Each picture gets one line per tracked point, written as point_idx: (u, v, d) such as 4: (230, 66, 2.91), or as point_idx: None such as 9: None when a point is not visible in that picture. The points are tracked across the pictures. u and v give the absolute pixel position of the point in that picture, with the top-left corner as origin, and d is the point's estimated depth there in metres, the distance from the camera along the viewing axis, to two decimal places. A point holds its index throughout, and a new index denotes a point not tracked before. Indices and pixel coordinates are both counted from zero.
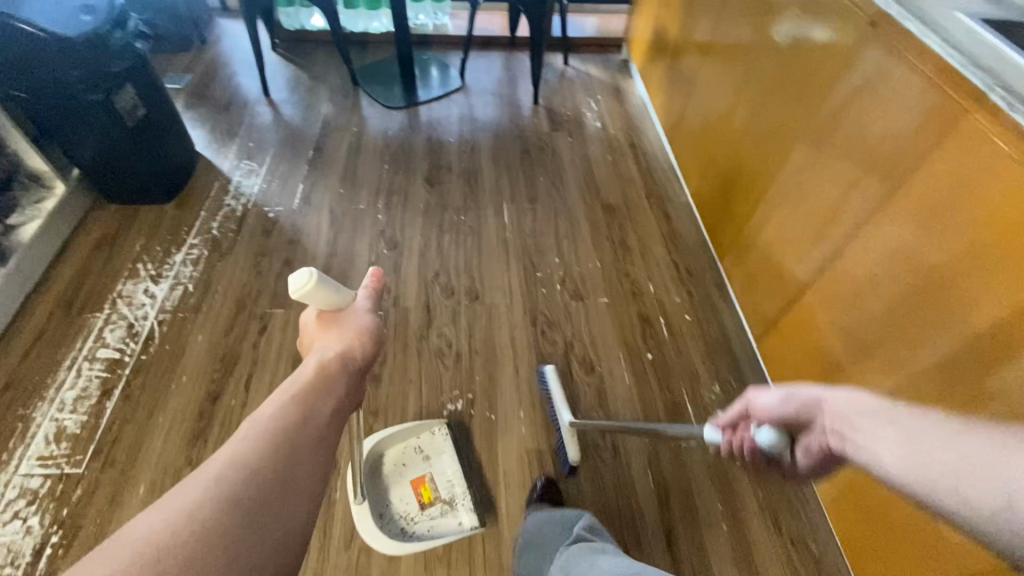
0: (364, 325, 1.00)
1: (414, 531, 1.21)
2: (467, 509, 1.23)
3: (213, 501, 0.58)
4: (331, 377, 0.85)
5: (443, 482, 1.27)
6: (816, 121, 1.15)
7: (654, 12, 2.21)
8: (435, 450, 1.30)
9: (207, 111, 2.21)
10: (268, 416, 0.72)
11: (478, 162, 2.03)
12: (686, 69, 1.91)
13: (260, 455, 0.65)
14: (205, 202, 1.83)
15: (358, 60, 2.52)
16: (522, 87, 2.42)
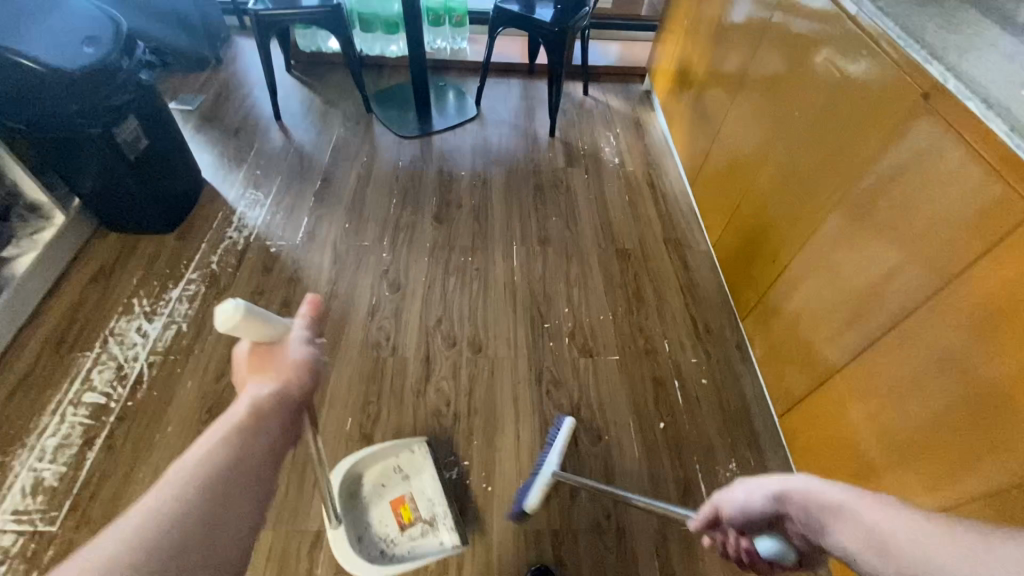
0: (306, 359, 0.86)
1: (394, 553, 1.19)
2: (448, 527, 1.21)
3: (121, 564, 0.55)
4: (271, 411, 0.79)
5: (423, 502, 1.25)
6: (855, 194, 1.05)
7: (680, 44, 2.12)
8: (415, 470, 1.28)
9: (217, 135, 2.17)
10: (221, 437, 0.73)
11: (489, 199, 1.96)
12: (711, 109, 1.81)
13: (182, 507, 0.62)
14: (206, 233, 1.79)
15: (373, 85, 2.47)
16: (539, 117, 2.34)
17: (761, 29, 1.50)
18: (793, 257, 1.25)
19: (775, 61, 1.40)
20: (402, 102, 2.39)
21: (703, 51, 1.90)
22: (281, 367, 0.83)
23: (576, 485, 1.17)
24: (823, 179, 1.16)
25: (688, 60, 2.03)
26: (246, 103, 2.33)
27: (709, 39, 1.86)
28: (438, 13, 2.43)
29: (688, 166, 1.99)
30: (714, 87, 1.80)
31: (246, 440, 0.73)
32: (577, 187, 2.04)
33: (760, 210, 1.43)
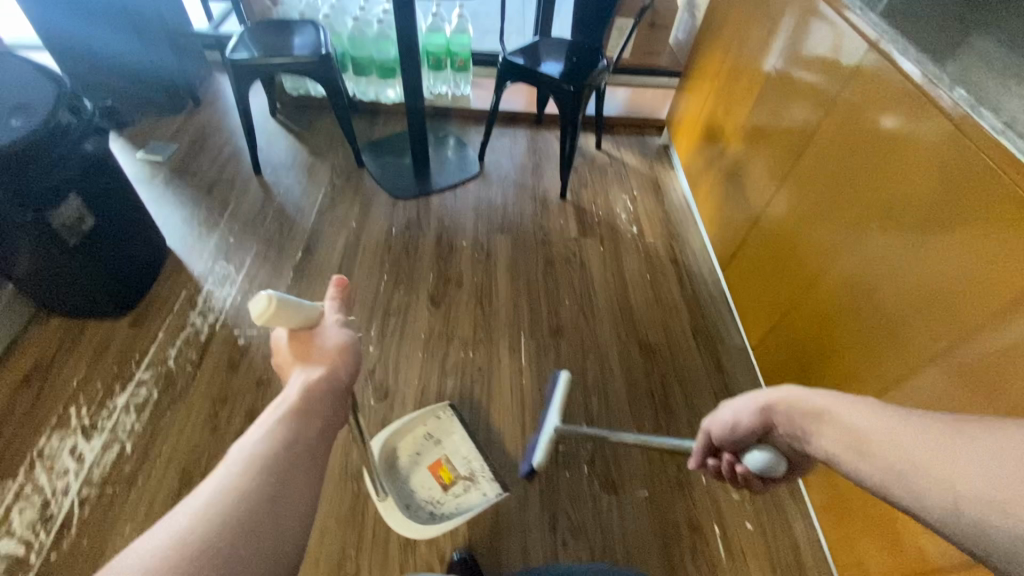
0: (346, 339, 1.07)
1: (443, 512, 1.24)
2: (489, 480, 1.28)
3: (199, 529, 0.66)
4: (316, 396, 0.95)
5: (460, 461, 1.31)
6: (977, 364, 0.87)
7: (708, 102, 1.91)
8: (445, 434, 1.34)
9: (187, 191, 1.93)
10: (267, 428, 0.86)
11: (493, 275, 1.74)
12: (748, 184, 1.60)
13: (245, 489, 0.73)
14: (164, 318, 1.54)
15: (366, 132, 2.25)
16: (549, 175, 2.13)
17: (819, 107, 1.29)
18: (874, 376, 1.07)
19: (832, 142, 1.23)
20: (397, 153, 2.16)
21: (738, 115, 1.70)
22: (321, 351, 1.02)
23: (578, 436, 1.21)
24: (919, 284, 0.98)
25: (719, 122, 1.83)
26: (223, 153, 2.09)
27: (744, 104, 1.66)
28: (439, 57, 2.22)
29: (717, 241, 1.78)
30: (752, 159, 1.59)
31: (295, 434, 0.86)
32: (591, 261, 1.82)
33: (820, 310, 1.23)
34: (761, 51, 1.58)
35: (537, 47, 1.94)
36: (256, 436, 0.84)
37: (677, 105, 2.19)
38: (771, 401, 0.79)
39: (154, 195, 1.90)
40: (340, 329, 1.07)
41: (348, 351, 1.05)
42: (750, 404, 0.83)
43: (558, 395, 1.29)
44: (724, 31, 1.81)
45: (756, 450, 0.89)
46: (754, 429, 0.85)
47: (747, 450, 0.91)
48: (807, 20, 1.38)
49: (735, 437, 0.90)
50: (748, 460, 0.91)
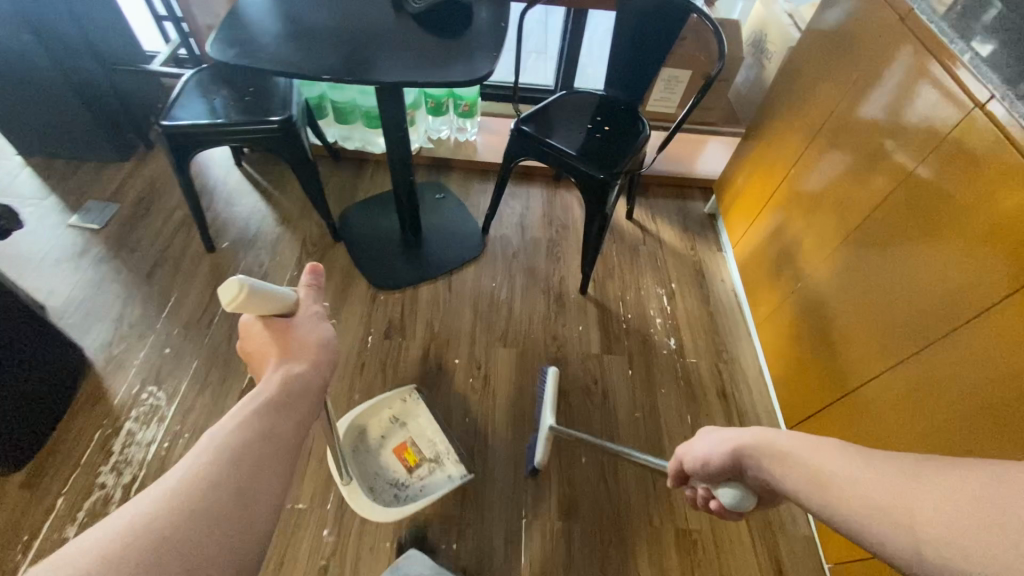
0: (326, 335, 0.92)
1: (408, 494, 1.24)
2: (453, 462, 1.28)
3: (163, 519, 0.55)
4: (294, 389, 0.80)
5: (425, 443, 1.31)
6: None
7: (777, 200, 1.46)
8: (411, 416, 1.33)
9: (121, 272, 1.58)
10: (230, 427, 0.69)
11: (491, 414, 1.39)
12: (833, 341, 1.19)
13: (213, 475, 0.61)
14: (68, 476, 1.22)
15: (348, 186, 1.86)
16: (568, 257, 1.73)
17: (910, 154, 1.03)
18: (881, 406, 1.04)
19: (882, 224, 1.08)
20: (383, 221, 1.76)
21: (779, 190, 1.46)
22: (303, 345, 0.87)
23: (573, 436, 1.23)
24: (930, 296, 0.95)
25: (762, 196, 1.55)
26: (171, 218, 1.71)
27: (795, 183, 1.39)
28: (439, 101, 1.84)
29: (779, 374, 1.40)
30: (791, 243, 1.39)
31: (261, 428, 0.71)
32: (618, 391, 1.44)
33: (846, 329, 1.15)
34: (851, 136, 1.20)
35: (558, 110, 1.55)
36: (224, 429, 0.69)
37: (731, 170, 1.75)
38: (743, 444, 0.69)
39: (82, 281, 1.55)
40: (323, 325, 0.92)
41: (331, 348, 0.91)
42: (711, 441, 0.76)
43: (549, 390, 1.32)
44: (803, 97, 1.39)
45: (727, 489, 0.74)
46: (727, 473, 0.74)
47: (716, 484, 0.77)
48: (950, 134, 0.95)
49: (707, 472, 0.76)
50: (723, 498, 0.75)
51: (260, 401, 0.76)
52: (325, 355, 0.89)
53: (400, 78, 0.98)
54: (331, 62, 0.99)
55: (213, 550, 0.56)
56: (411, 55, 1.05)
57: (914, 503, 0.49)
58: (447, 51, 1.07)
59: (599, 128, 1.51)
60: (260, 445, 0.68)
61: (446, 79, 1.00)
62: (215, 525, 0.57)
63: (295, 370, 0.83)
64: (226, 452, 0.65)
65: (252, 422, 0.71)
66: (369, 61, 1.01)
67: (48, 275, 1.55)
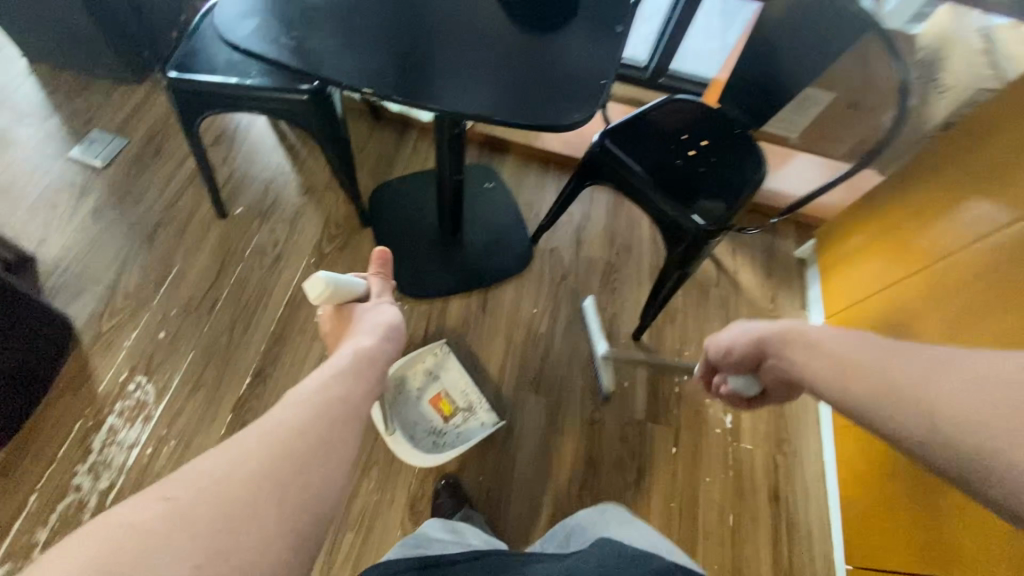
0: (392, 317, 0.80)
1: (446, 442, 1.19)
2: (487, 409, 1.24)
3: (235, 472, 0.48)
4: (370, 354, 0.70)
5: (458, 392, 1.24)
6: None
7: (903, 294, 1.17)
8: (443, 368, 1.26)
9: (121, 226, 1.38)
10: (315, 382, 0.61)
11: (507, 473, 1.23)
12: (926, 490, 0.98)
13: (295, 426, 0.54)
14: (42, 470, 1.11)
15: (387, 155, 1.59)
16: (626, 290, 1.48)
17: None
18: None
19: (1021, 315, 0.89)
20: (420, 208, 1.49)
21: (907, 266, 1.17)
22: (366, 326, 0.76)
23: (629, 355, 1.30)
24: None
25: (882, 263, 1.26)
26: (182, 165, 1.49)
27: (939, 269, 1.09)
28: None
29: (852, 491, 1.21)
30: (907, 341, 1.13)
31: (340, 387, 0.62)
32: (655, 471, 1.28)
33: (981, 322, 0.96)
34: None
35: (658, 123, 1.23)
36: (306, 387, 0.60)
37: (847, 223, 1.43)
38: (767, 335, 0.66)
39: (77, 232, 1.36)
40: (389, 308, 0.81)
41: (397, 328, 0.79)
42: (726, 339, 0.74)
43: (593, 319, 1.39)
44: (972, 166, 1.08)
45: (740, 376, 0.78)
46: (750, 364, 0.72)
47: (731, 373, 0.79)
48: None
49: (732, 364, 0.75)
50: (734, 383, 0.79)
51: (341, 360, 0.67)
52: (393, 342, 0.76)
53: (465, 107, 0.72)
54: (377, 67, 0.73)
55: (274, 515, 0.47)
56: (487, 68, 0.76)
57: (927, 377, 0.47)
58: (541, 64, 0.78)
59: (703, 159, 1.20)
60: (338, 407, 0.59)
61: (528, 118, 0.72)
62: (290, 478, 0.49)
63: (364, 342, 0.71)
64: (302, 412, 0.56)
65: (334, 381, 0.62)
66: (427, 68, 0.74)
67: (40, 219, 1.37)
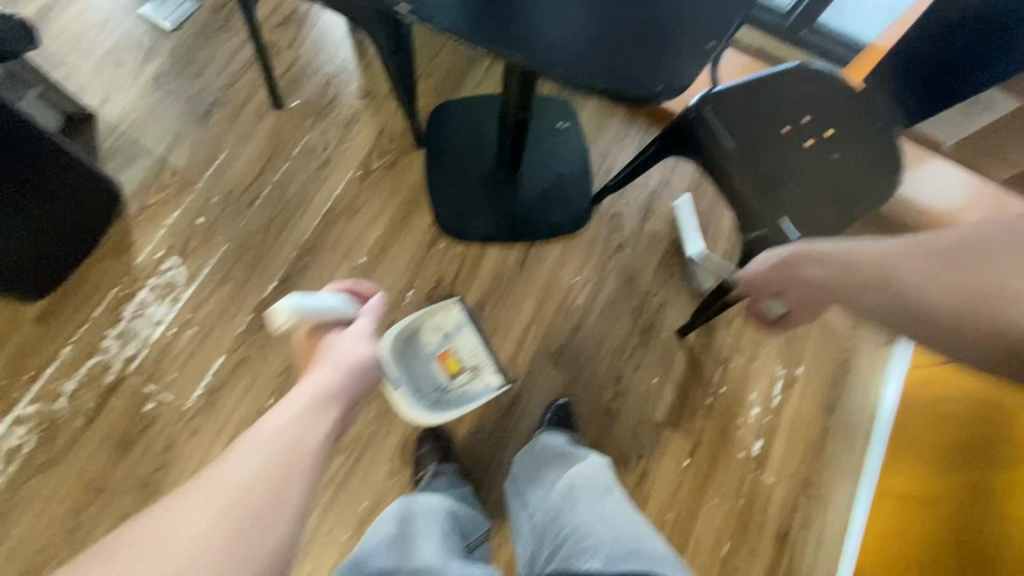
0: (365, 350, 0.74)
1: (451, 401, 1.13)
2: (494, 370, 1.18)
3: (158, 557, 0.45)
4: (332, 394, 0.65)
5: (467, 351, 1.18)
6: None
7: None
8: (453, 326, 1.20)
9: (180, 99, 1.35)
10: (267, 431, 0.58)
11: (505, 440, 1.19)
12: None
13: (234, 487, 0.51)
14: (77, 327, 1.18)
15: (460, 70, 1.43)
16: (683, 279, 1.31)
17: None
18: None
19: None
20: (480, 139, 1.35)
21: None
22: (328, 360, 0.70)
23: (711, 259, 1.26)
24: None
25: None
26: (246, 43, 1.40)
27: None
28: None
29: (873, 562, 1.09)
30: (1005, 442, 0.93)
31: (294, 433, 0.58)
32: (660, 478, 1.19)
33: None
34: None
35: (779, 95, 0.98)
36: (258, 432, 0.58)
37: None
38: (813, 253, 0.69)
39: (138, 97, 1.35)
40: (363, 338, 0.75)
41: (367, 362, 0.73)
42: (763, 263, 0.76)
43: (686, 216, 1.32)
44: None
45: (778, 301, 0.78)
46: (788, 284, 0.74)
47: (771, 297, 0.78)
48: None
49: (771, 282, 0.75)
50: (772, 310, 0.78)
51: (301, 401, 0.63)
52: (365, 375, 0.71)
53: (511, 50, 0.60)
54: None
55: None
56: (561, 2, 0.62)
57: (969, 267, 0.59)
58: None
59: (822, 153, 0.96)
60: (287, 451, 0.56)
61: (587, 79, 0.60)
62: (221, 555, 0.46)
63: (329, 378, 0.67)
64: (255, 460, 0.54)
65: (285, 428, 0.59)
66: None
67: (106, 78, 1.36)
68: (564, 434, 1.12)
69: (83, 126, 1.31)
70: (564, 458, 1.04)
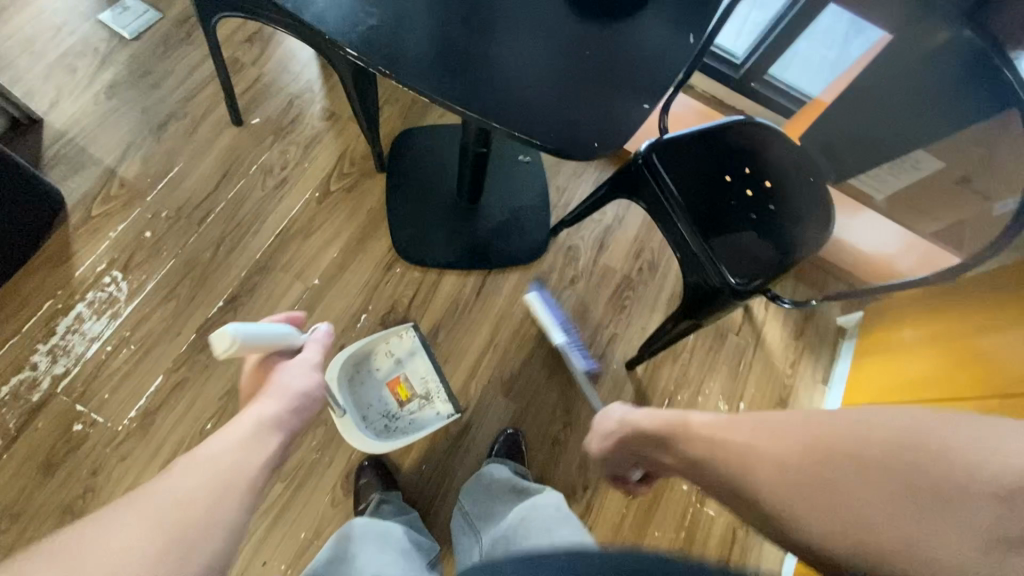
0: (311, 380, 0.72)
1: (398, 428, 1.15)
2: (444, 398, 1.18)
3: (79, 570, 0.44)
4: (273, 424, 0.64)
5: (418, 378, 1.19)
6: None
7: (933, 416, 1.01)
8: (406, 351, 1.20)
9: (134, 109, 1.32)
10: (205, 456, 0.58)
11: (452, 469, 1.18)
12: None
13: (164, 511, 0.50)
14: (4, 341, 1.12)
15: (425, 98, 1.45)
16: (634, 312, 1.34)
17: None
18: None
19: None
20: (441, 167, 1.36)
21: (948, 389, 1.00)
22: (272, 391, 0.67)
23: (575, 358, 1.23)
24: None
25: (923, 374, 1.09)
26: (209, 57, 1.39)
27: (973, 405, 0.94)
28: None
29: None
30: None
31: (231, 462, 0.58)
32: (605, 509, 1.20)
33: None
34: None
35: (723, 146, 1.04)
36: (199, 455, 0.57)
37: (906, 311, 1.24)
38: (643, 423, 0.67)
39: (89, 105, 1.31)
40: (312, 370, 0.72)
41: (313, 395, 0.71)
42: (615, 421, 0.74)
43: (541, 311, 1.26)
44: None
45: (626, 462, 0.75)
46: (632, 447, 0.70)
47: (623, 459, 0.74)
48: None
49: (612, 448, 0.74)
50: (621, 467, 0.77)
51: (242, 428, 0.62)
52: (307, 409, 0.69)
53: (447, 97, 0.61)
54: (371, 27, 0.62)
55: None
56: (509, 49, 0.64)
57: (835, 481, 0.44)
58: (610, 57, 0.67)
59: (760, 204, 1.01)
60: (227, 476, 0.56)
61: (524, 133, 0.62)
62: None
63: (273, 406, 0.65)
64: (188, 484, 0.53)
65: (223, 456, 0.58)
66: (425, 38, 0.63)
67: (56, 83, 1.32)
68: (511, 464, 1.13)
69: (28, 131, 1.27)
70: (507, 489, 1.04)
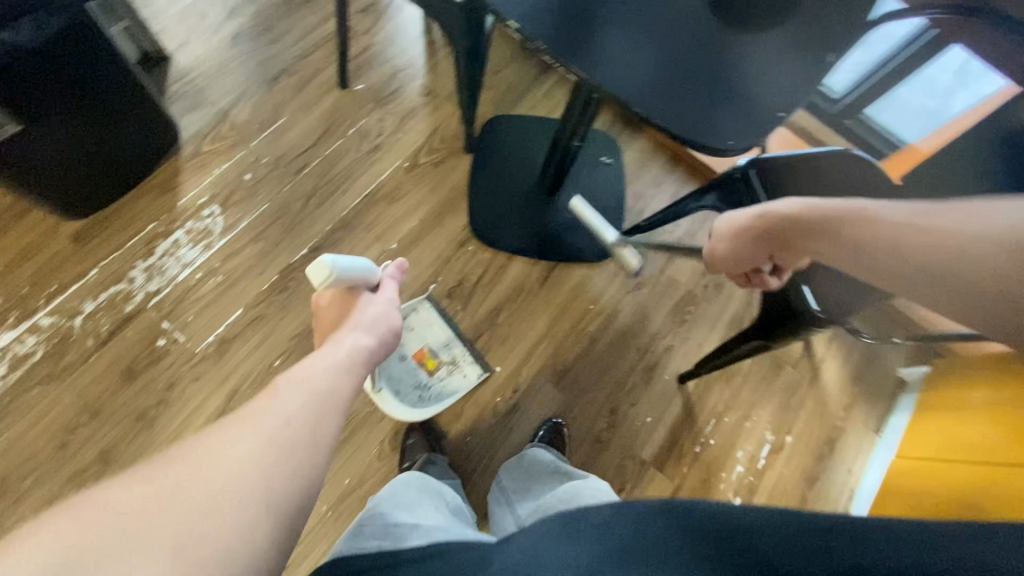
0: (388, 314, 0.85)
1: (432, 396, 1.17)
2: (470, 360, 1.23)
3: (208, 462, 0.48)
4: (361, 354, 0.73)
5: (440, 346, 1.22)
6: None
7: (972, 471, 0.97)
8: (423, 325, 1.23)
9: (253, 60, 1.41)
10: (304, 379, 0.63)
11: (493, 446, 1.21)
12: None
13: (275, 421, 0.55)
14: (109, 252, 1.21)
15: (521, 90, 1.49)
16: (693, 327, 1.34)
17: None
18: None
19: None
20: (526, 156, 1.40)
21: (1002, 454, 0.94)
22: (365, 318, 0.80)
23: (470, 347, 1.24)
24: None
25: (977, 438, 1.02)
26: (325, 21, 1.47)
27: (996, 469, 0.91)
28: None
29: None
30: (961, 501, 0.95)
31: (326, 384, 0.64)
32: None
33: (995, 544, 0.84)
34: None
35: (815, 173, 1.03)
36: (298, 378, 0.63)
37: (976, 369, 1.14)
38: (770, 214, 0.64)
39: (213, 49, 1.41)
40: (389, 304, 0.87)
41: (393, 322, 0.84)
42: (735, 225, 0.70)
43: (429, 324, 1.23)
44: None
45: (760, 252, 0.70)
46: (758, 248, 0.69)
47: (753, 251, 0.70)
48: None
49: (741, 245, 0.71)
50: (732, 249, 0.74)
51: (332, 365, 0.68)
52: (386, 342, 0.80)
53: (594, 77, 0.64)
54: (534, 6, 0.66)
55: (248, 503, 0.48)
56: (654, 44, 0.67)
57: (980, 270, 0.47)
58: (746, 62, 0.68)
59: None
60: (322, 402, 0.61)
61: (661, 122, 0.64)
62: (264, 471, 0.50)
63: (362, 339, 0.74)
64: (296, 397, 0.59)
65: (320, 380, 0.64)
66: (580, 18, 0.67)
67: (188, 26, 1.42)
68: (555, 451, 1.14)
69: (157, 65, 1.37)
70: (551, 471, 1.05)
